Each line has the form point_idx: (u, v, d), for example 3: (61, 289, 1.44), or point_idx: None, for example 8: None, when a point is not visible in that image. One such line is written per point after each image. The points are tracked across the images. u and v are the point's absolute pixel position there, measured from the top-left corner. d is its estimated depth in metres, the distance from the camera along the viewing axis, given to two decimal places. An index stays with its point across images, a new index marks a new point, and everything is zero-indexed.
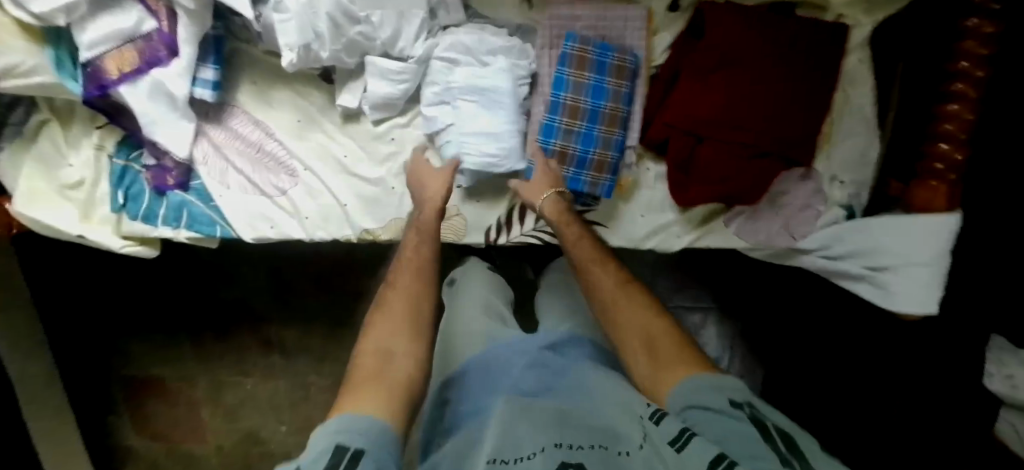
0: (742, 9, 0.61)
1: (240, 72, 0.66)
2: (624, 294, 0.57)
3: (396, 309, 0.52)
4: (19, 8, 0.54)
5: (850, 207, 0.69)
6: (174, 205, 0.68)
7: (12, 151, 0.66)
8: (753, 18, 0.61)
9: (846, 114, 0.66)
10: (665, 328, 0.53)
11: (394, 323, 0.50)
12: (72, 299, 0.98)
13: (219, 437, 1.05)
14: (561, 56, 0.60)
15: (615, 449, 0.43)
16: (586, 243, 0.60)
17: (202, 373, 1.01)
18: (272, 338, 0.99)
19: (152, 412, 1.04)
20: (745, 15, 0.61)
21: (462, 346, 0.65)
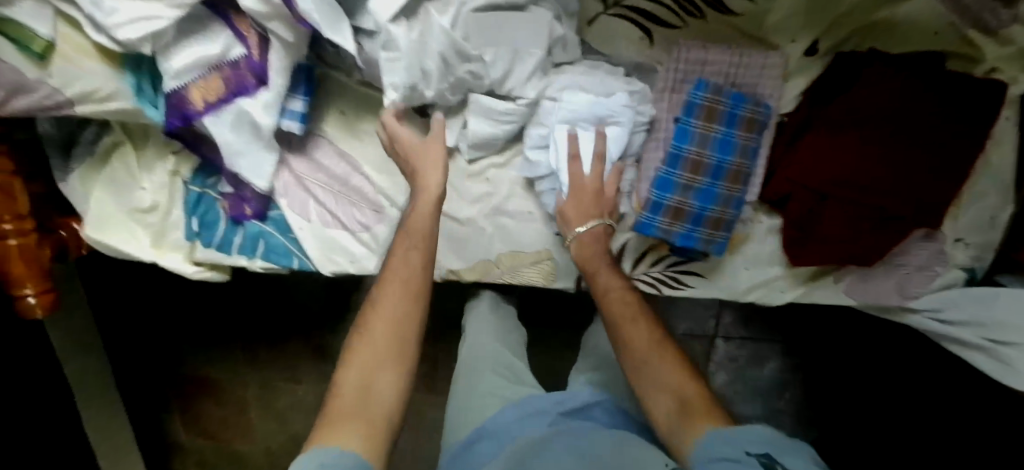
0: (886, 60, 0.56)
1: (328, 100, 0.62)
2: (651, 337, 0.52)
3: (374, 336, 0.47)
4: (100, 32, 0.49)
5: (972, 270, 0.63)
6: (251, 235, 0.64)
7: (83, 173, 0.62)
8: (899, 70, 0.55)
9: (982, 175, 0.59)
10: (688, 378, 0.49)
11: (374, 353, 0.46)
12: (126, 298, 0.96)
13: (267, 439, 1.02)
14: (687, 105, 0.55)
15: None
16: (615, 279, 0.56)
17: (254, 375, 0.99)
18: (325, 347, 0.95)
19: (203, 411, 1.02)
20: (890, 67, 0.55)
21: (475, 404, 0.66)
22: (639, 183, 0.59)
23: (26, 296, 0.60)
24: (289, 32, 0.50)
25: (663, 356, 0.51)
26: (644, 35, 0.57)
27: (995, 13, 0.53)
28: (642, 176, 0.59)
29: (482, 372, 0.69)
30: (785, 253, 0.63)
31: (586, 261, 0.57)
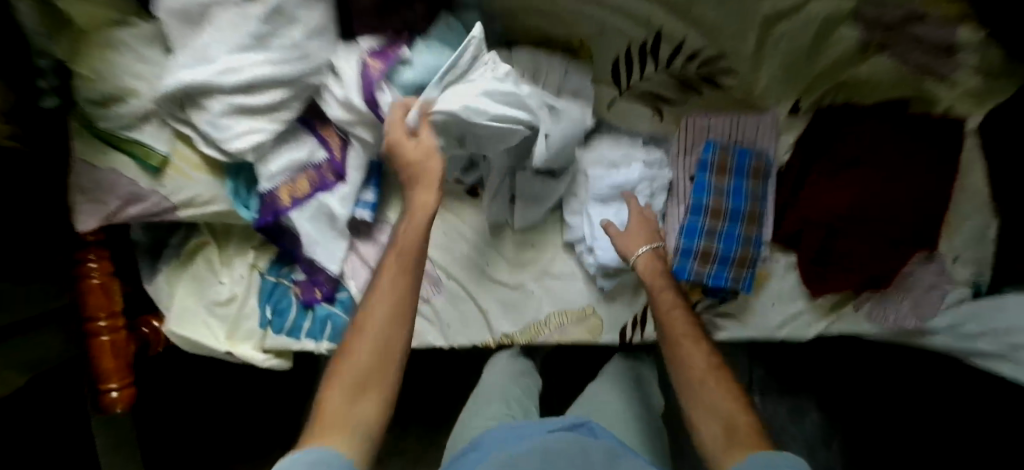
0: (859, 111, 0.67)
1: (391, 191, 0.71)
2: (709, 372, 0.52)
3: (358, 352, 0.48)
4: (211, 146, 0.60)
5: (978, 284, 0.70)
6: (320, 317, 0.71)
7: (168, 273, 0.69)
8: (871, 117, 0.66)
9: (964, 197, 0.68)
10: (744, 414, 0.49)
11: (358, 375, 0.47)
12: None
13: None
14: (702, 162, 0.65)
15: None
16: (678, 305, 0.57)
17: None
18: None
19: None
20: (864, 115, 0.66)
21: (472, 425, 0.64)
22: (668, 237, 0.67)
23: (110, 390, 0.63)
24: (369, 133, 0.62)
25: (698, 366, 0.53)
26: (655, 112, 0.68)
27: (943, 63, 0.64)
28: (668, 229, 0.67)
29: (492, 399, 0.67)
30: (808, 286, 0.69)
31: (649, 282, 0.59)
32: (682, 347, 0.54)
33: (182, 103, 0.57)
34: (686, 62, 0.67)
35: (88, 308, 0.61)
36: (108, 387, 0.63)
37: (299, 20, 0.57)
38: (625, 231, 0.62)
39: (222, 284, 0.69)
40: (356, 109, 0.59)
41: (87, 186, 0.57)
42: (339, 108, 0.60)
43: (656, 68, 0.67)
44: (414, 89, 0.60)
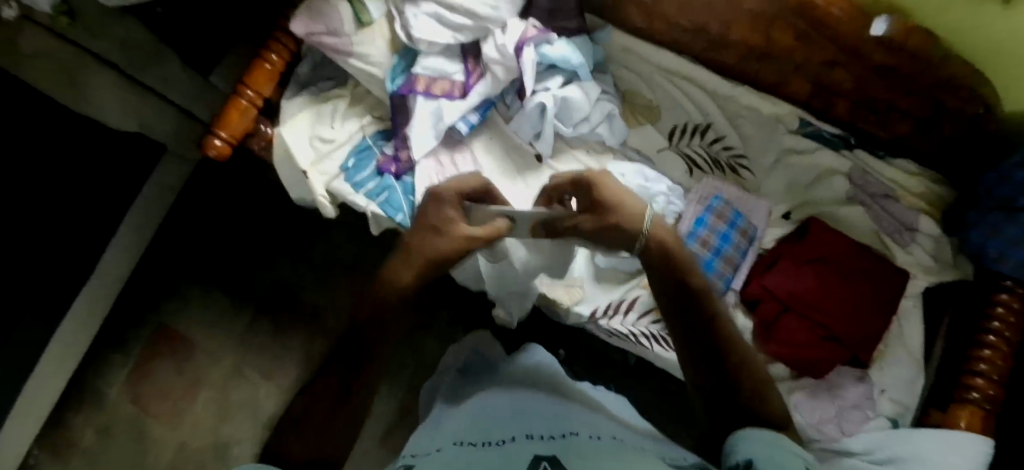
0: (841, 235, 0.85)
1: (484, 130, 0.94)
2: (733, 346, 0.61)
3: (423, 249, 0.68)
4: (403, 29, 0.87)
5: (896, 421, 0.81)
6: (382, 185, 0.91)
7: (302, 102, 0.94)
8: (849, 243, 0.84)
9: (896, 345, 0.83)
10: (761, 377, 0.59)
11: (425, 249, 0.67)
12: (208, 239, 1.20)
13: (196, 422, 1.15)
14: (707, 207, 0.85)
15: (582, 434, 0.55)
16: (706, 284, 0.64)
17: (252, 353, 1.17)
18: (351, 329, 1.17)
19: (183, 362, 1.17)
20: (843, 238, 0.84)
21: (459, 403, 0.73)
22: None
23: (216, 138, 0.87)
24: (502, 74, 0.87)
25: (743, 373, 0.59)
26: (688, 168, 0.91)
27: (901, 235, 0.85)
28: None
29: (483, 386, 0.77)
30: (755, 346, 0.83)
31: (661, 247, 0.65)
32: (710, 311, 0.63)
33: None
34: (721, 149, 0.92)
35: (247, 79, 0.88)
36: (216, 136, 0.87)
37: None
38: (658, 222, 0.67)
39: (331, 129, 0.93)
40: (506, 53, 0.85)
41: (312, 7, 0.85)
42: (494, 48, 0.85)
43: (700, 143, 0.92)
44: (548, 60, 0.85)
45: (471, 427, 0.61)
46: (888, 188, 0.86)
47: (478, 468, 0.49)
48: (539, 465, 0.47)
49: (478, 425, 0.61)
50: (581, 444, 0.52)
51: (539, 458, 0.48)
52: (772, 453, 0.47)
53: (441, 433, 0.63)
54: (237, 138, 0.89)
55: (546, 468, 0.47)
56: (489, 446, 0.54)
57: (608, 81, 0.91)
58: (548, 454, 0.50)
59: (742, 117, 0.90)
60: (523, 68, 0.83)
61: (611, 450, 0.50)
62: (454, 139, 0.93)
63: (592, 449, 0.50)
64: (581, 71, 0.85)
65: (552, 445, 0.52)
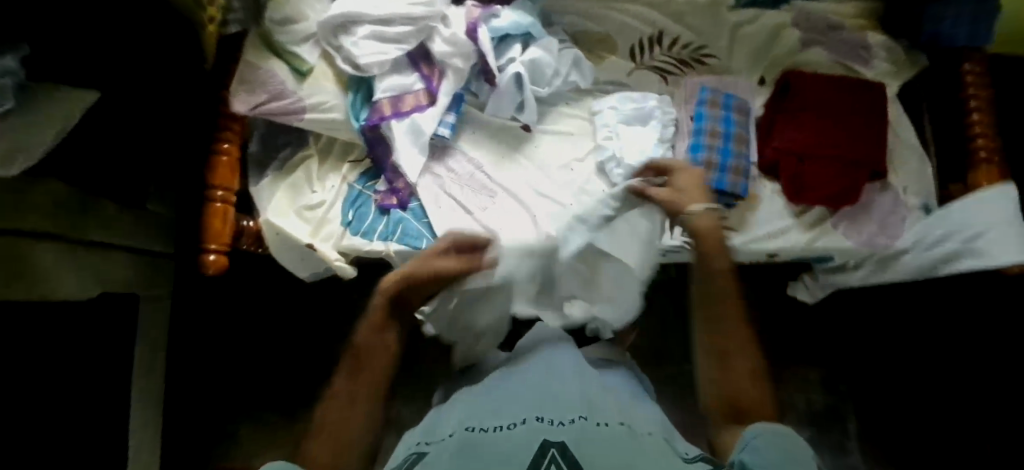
0: (818, 75, 0.91)
1: (465, 126, 0.91)
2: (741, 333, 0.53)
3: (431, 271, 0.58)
4: (346, 63, 0.82)
5: (927, 209, 0.90)
6: (394, 221, 0.87)
7: (274, 178, 0.88)
8: (827, 79, 0.90)
9: (900, 146, 0.91)
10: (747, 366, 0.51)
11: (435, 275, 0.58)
12: (223, 364, 1.10)
13: None
14: (699, 101, 0.88)
15: (594, 418, 0.48)
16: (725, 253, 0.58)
17: None
18: (412, 375, 1.12)
19: None
20: (821, 77, 0.90)
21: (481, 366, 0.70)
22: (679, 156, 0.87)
23: (208, 252, 0.79)
24: (462, 63, 0.85)
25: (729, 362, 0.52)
26: (661, 78, 0.94)
27: (859, 54, 0.93)
28: (675, 152, 0.88)
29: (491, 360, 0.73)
30: (791, 203, 0.89)
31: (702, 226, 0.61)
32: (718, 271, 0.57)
33: (334, 31, 0.82)
34: (682, 49, 0.94)
35: (211, 180, 0.80)
36: (207, 251, 0.79)
37: None
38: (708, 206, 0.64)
39: (315, 194, 0.88)
40: (459, 41, 0.83)
41: (247, 80, 0.80)
42: (444, 43, 0.84)
43: (663, 52, 0.94)
44: (501, 32, 0.85)
45: (494, 388, 0.56)
46: (831, 20, 0.93)
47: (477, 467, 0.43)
48: (547, 453, 0.43)
49: (484, 395, 0.56)
50: (593, 433, 0.46)
51: (547, 445, 0.44)
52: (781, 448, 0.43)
53: (451, 407, 0.57)
54: (228, 244, 0.81)
55: (553, 456, 0.42)
56: (499, 430, 0.47)
57: (559, 30, 0.91)
58: (557, 442, 0.44)
59: (685, 14, 0.93)
60: (483, 47, 0.83)
61: (620, 443, 0.45)
62: (437, 148, 0.90)
63: (598, 438, 0.45)
64: (534, 29, 0.85)
65: (563, 429, 0.46)
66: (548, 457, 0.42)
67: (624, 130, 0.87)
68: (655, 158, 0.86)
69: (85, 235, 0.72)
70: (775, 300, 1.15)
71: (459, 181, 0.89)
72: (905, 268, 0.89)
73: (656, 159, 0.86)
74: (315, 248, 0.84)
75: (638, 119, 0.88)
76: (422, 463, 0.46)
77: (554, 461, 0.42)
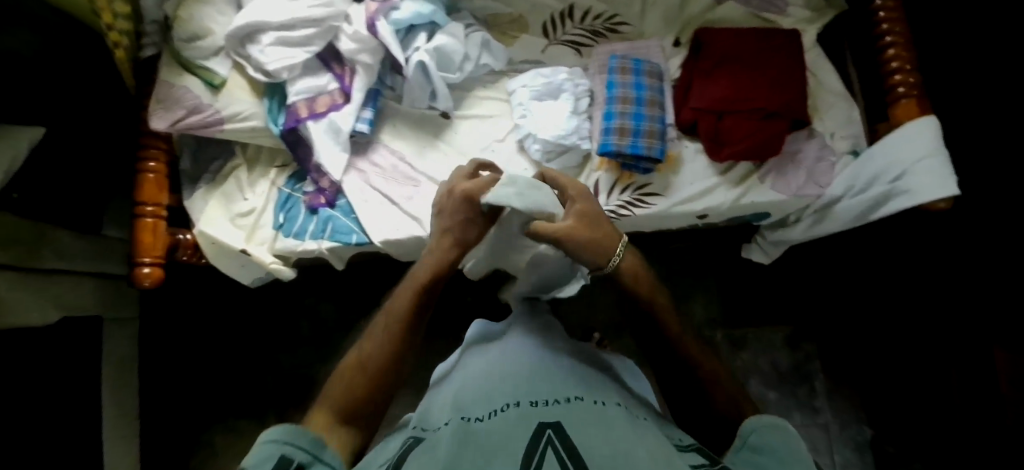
0: (730, 29, 0.90)
1: (386, 120, 0.93)
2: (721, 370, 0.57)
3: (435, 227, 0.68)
4: (257, 71, 0.85)
5: (856, 151, 0.87)
6: (323, 219, 0.89)
7: (206, 190, 0.91)
8: (740, 33, 0.89)
9: (822, 92, 0.90)
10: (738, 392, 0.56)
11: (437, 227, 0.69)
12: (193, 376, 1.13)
13: None
14: (609, 69, 0.88)
15: (590, 399, 0.50)
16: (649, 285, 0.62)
17: None
18: None
19: None
20: (733, 31, 0.90)
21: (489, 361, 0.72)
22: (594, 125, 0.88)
23: (143, 265, 0.82)
24: (370, 59, 0.87)
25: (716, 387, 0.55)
26: (576, 51, 0.95)
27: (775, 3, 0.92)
28: (592, 123, 0.89)
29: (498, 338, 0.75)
30: (715, 161, 0.88)
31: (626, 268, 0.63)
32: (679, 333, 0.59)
33: (241, 42, 0.84)
34: (594, 19, 0.95)
35: (140, 198, 0.84)
36: (142, 264, 0.83)
37: None
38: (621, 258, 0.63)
39: (246, 200, 0.90)
40: (362, 37, 0.85)
41: (162, 98, 0.82)
42: (350, 40, 0.85)
43: (574, 25, 0.94)
44: (404, 24, 0.86)
45: (488, 368, 0.58)
46: None
47: (476, 456, 0.42)
48: (543, 435, 0.43)
49: (481, 372, 0.58)
50: (590, 410, 0.47)
51: (542, 426, 0.44)
52: (779, 444, 0.45)
53: (446, 391, 0.59)
54: (163, 256, 0.84)
55: (550, 437, 0.42)
56: (490, 418, 0.47)
57: (467, 15, 0.92)
58: (553, 421, 0.45)
59: None
60: (385, 41, 0.84)
61: (615, 424, 0.45)
62: (361, 144, 0.92)
63: (591, 421, 0.45)
64: (435, 17, 0.87)
65: (553, 410, 0.47)
66: (543, 437, 0.42)
67: (536, 105, 0.88)
68: (568, 130, 0.87)
69: (41, 264, 0.76)
70: (730, 262, 1.13)
71: (382, 174, 0.90)
72: (841, 217, 0.87)
73: (572, 131, 0.86)
74: (249, 253, 0.87)
75: (549, 94, 0.89)
76: (416, 453, 0.46)
77: (550, 443, 0.41)
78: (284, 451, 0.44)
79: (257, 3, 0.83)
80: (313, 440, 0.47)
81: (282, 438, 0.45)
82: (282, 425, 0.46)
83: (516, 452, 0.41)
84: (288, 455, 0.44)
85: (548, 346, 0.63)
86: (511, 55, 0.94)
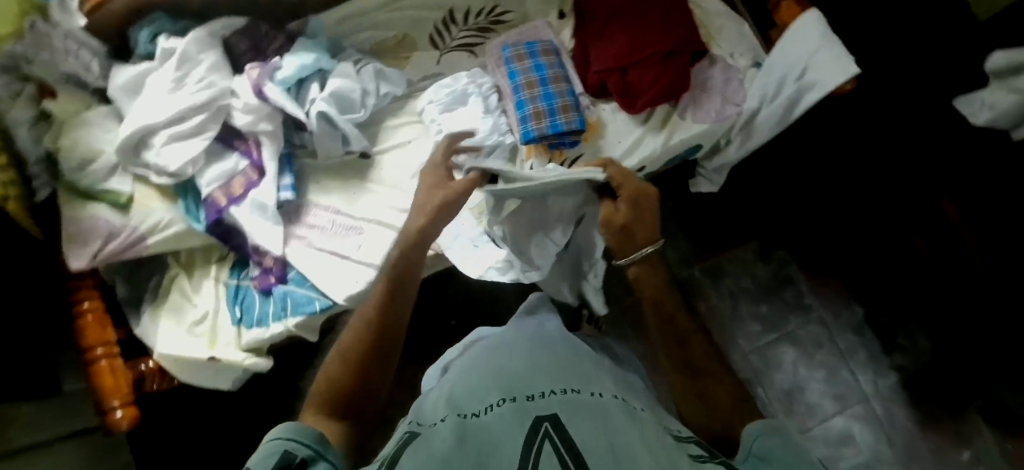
0: None
1: (310, 178, 0.92)
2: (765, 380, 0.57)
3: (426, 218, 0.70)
4: (160, 174, 0.81)
5: (759, 62, 0.90)
6: (280, 297, 0.85)
7: (151, 311, 0.85)
8: None
9: (709, 18, 0.94)
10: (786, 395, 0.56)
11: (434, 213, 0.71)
12: None
13: None
14: (506, 61, 0.91)
15: (587, 390, 0.48)
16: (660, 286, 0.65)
17: None
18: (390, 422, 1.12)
19: None
20: None
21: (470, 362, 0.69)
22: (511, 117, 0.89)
23: (114, 410, 0.77)
24: (270, 125, 0.85)
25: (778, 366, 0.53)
26: (470, 53, 0.97)
27: None
28: (507, 117, 0.91)
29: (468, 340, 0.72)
30: (633, 114, 0.90)
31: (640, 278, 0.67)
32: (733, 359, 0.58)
33: (134, 151, 0.80)
34: (477, 17, 0.95)
35: (85, 342, 0.78)
36: (111, 409, 0.77)
37: (199, 61, 0.82)
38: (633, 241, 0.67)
39: (196, 307, 0.85)
40: (255, 106, 0.84)
41: (72, 236, 0.77)
42: (243, 114, 0.84)
43: (461, 28, 0.95)
44: (292, 80, 0.86)
45: (484, 368, 0.55)
46: None
47: (475, 453, 0.40)
48: (540, 429, 0.41)
49: (473, 372, 0.55)
50: (584, 400, 0.46)
51: (538, 421, 0.42)
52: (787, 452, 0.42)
53: (434, 392, 0.55)
54: (131, 395, 0.79)
55: (547, 431, 0.40)
56: (489, 413, 0.45)
57: (353, 52, 0.92)
58: (549, 413, 0.43)
59: None
60: (278, 103, 0.83)
61: (614, 414, 0.43)
62: (291, 212, 0.89)
63: (591, 411, 0.43)
64: (320, 63, 0.87)
65: (551, 403, 0.45)
66: (540, 431, 0.40)
67: (447, 116, 0.89)
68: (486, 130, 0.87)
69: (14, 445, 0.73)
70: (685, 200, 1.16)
71: (322, 235, 0.88)
72: (765, 129, 0.87)
73: (489, 130, 0.87)
74: (218, 358, 0.82)
75: (457, 102, 0.90)
76: (413, 445, 0.42)
77: (547, 437, 0.40)
78: (289, 447, 0.42)
79: (139, 108, 0.80)
80: (318, 435, 0.45)
81: (285, 434, 0.44)
82: (286, 423, 0.45)
83: (513, 450, 0.39)
84: (291, 450, 0.42)
85: (544, 340, 0.61)
86: (408, 77, 0.95)
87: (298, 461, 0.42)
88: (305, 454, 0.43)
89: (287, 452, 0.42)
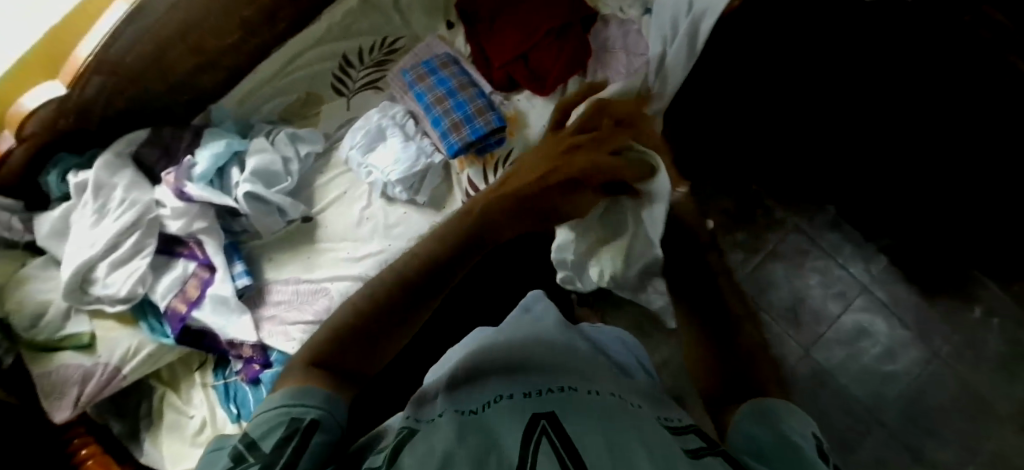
0: None
1: (261, 258, 0.92)
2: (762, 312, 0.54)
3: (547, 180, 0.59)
4: (113, 302, 0.80)
5: (648, 8, 0.91)
6: (269, 380, 0.83)
7: (151, 435, 0.84)
8: None
9: None
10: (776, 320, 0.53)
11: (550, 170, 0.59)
12: None
13: None
14: (409, 85, 0.91)
15: (583, 389, 0.44)
16: None
17: None
18: None
19: None
20: None
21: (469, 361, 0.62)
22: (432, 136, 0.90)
23: None
24: (204, 221, 0.86)
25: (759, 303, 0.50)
26: (376, 89, 0.97)
27: None
28: (430, 137, 0.91)
29: (474, 336, 0.66)
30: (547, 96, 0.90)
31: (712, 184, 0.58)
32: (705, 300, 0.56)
33: (81, 289, 0.80)
34: (371, 53, 0.97)
35: None
36: None
37: (115, 184, 0.83)
38: None
39: (193, 417, 0.85)
40: (182, 209, 0.84)
41: (50, 391, 0.76)
42: (174, 220, 0.84)
43: (359, 68, 0.96)
44: (209, 173, 0.86)
45: (492, 367, 0.50)
46: None
47: (476, 446, 0.34)
48: (537, 425, 0.36)
49: (478, 373, 0.49)
50: (579, 399, 0.41)
51: (535, 419, 0.37)
52: (784, 452, 0.34)
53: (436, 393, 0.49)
54: None
55: (545, 428, 0.35)
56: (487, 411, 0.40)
57: (262, 126, 0.93)
58: (547, 411, 0.38)
59: (350, 23, 0.96)
60: (201, 198, 0.84)
61: (611, 413, 0.38)
62: (255, 296, 0.89)
63: (591, 410, 0.39)
64: (233, 146, 0.87)
65: (547, 402, 0.41)
66: (538, 427, 0.36)
67: (372, 156, 0.89)
68: (412, 156, 0.88)
69: None
70: None
71: (291, 308, 0.87)
72: (676, 68, 0.86)
73: (415, 156, 0.88)
74: None
75: (376, 140, 0.90)
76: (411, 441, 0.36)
77: (545, 433, 0.35)
78: (293, 414, 0.35)
79: (73, 247, 0.80)
80: (325, 394, 0.37)
81: (293, 395, 0.36)
82: (288, 387, 0.37)
83: (508, 444, 0.34)
84: (299, 415, 0.35)
85: (549, 340, 0.57)
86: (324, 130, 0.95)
87: (306, 426, 0.35)
88: (315, 417, 0.35)
89: (291, 418, 0.35)
